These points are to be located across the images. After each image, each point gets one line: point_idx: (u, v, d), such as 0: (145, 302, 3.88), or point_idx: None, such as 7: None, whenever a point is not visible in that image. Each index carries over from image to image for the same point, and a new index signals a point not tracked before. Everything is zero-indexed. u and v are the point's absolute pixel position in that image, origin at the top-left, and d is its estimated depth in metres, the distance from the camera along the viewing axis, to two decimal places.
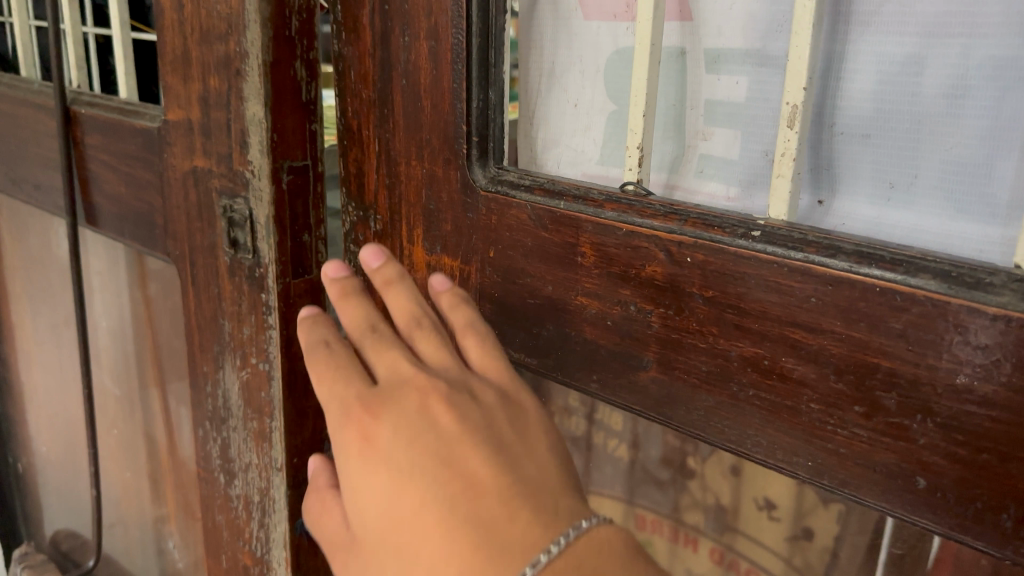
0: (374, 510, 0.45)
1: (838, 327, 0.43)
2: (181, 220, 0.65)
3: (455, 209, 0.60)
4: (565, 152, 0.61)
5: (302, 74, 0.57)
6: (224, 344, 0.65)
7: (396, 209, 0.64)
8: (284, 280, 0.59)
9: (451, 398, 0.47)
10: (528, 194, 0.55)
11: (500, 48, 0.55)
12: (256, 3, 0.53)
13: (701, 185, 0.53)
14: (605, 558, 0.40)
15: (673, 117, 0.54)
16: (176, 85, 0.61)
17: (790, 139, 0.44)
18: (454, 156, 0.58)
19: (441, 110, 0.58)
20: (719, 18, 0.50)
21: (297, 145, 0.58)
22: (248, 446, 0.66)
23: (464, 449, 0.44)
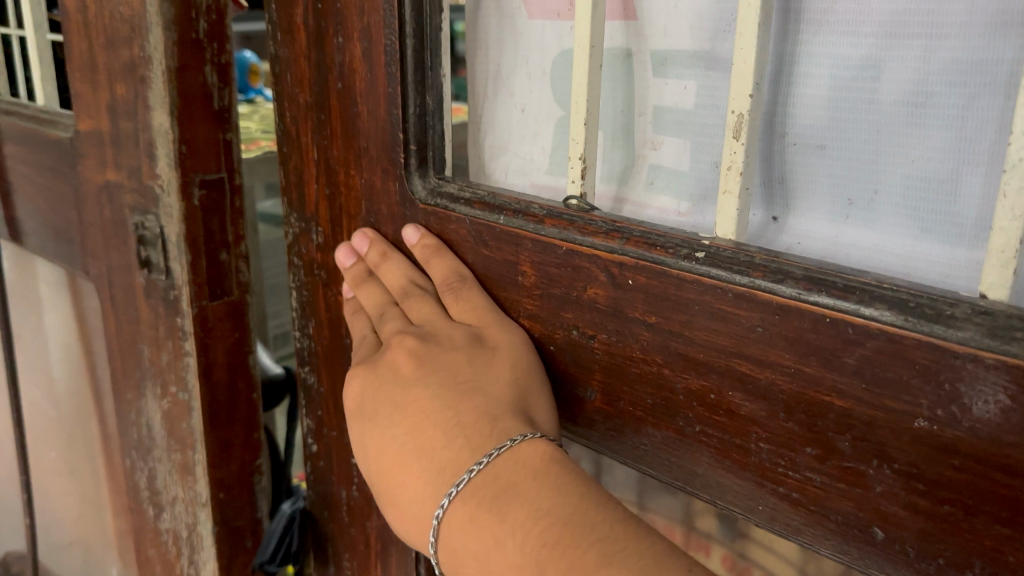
0: (366, 456, 0.51)
1: (787, 361, 0.38)
2: (97, 237, 0.61)
3: (395, 221, 0.55)
4: (516, 159, 0.56)
5: (213, 79, 0.52)
6: (144, 370, 0.61)
7: (338, 219, 0.59)
8: (200, 303, 0.55)
9: (417, 348, 0.49)
10: (466, 207, 0.51)
11: (438, 50, 0.51)
12: (156, 3, 0.49)
13: (652, 198, 0.49)
14: (522, 472, 0.42)
15: (621, 123, 0.50)
16: (85, 93, 0.57)
17: (737, 151, 0.39)
18: (392, 164, 0.54)
19: (378, 116, 0.53)
20: (665, 17, 0.45)
21: (210, 158, 0.53)
22: (174, 478, 0.62)
23: (418, 392, 0.48)
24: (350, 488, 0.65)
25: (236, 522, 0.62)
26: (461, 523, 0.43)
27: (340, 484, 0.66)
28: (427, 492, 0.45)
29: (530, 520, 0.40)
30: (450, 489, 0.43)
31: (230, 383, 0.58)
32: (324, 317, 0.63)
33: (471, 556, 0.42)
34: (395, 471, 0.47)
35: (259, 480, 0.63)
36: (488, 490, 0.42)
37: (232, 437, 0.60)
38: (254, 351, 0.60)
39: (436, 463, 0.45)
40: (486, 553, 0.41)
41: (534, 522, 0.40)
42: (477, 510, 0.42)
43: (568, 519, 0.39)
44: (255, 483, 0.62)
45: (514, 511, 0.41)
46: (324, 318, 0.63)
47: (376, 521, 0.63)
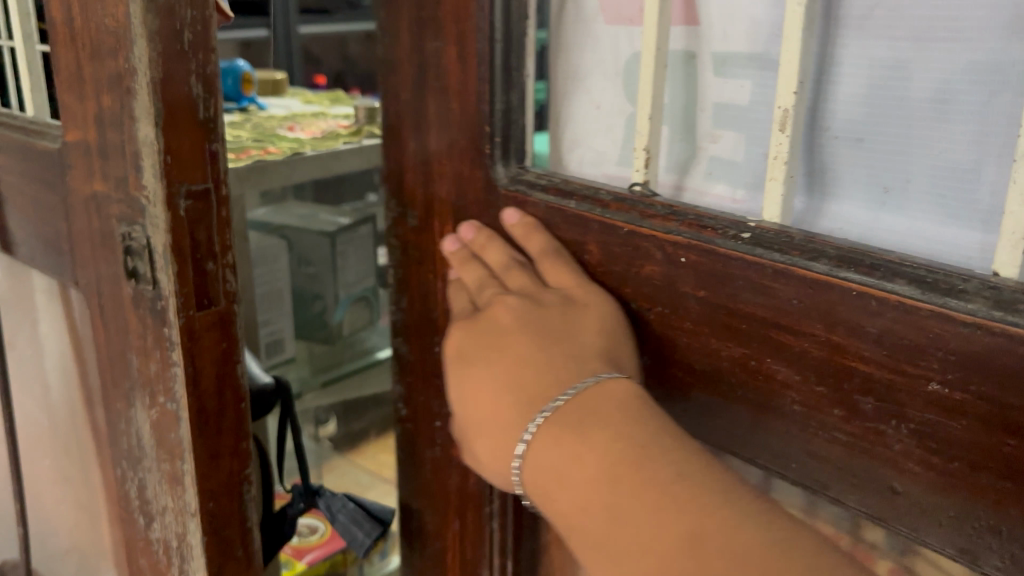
0: (458, 403, 0.50)
1: (817, 330, 0.40)
2: (86, 247, 0.61)
3: (480, 207, 0.56)
4: (585, 150, 0.55)
5: (198, 90, 0.54)
6: (133, 381, 0.61)
7: (433, 206, 0.60)
8: (187, 312, 0.56)
9: (520, 309, 0.48)
10: (539, 192, 0.52)
11: (522, 53, 0.52)
12: (140, 17, 0.51)
13: (709, 187, 0.49)
14: (610, 399, 0.43)
15: (682, 118, 0.49)
16: (73, 105, 0.59)
17: (782, 143, 0.40)
18: (477, 154, 0.55)
19: (469, 112, 0.54)
20: (725, 21, 0.46)
21: (195, 168, 0.55)
22: (163, 488, 0.62)
23: (516, 340, 0.47)
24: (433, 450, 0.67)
25: (225, 532, 0.62)
26: (543, 443, 0.43)
27: (426, 446, 0.67)
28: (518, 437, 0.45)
29: (614, 440, 0.41)
30: (537, 415, 0.44)
31: (218, 392, 0.59)
32: (417, 293, 0.63)
33: (556, 479, 0.42)
34: (488, 409, 0.47)
35: (248, 490, 0.63)
36: (573, 416, 0.43)
37: (220, 447, 0.60)
38: (242, 360, 0.61)
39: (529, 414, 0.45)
40: (564, 471, 0.41)
41: (618, 442, 0.40)
42: (561, 432, 0.42)
43: (653, 441, 0.40)
44: (243, 492, 0.62)
45: (599, 435, 0.41)
46: (416, 292, 0.64)
47: (454, 480, 0.65)
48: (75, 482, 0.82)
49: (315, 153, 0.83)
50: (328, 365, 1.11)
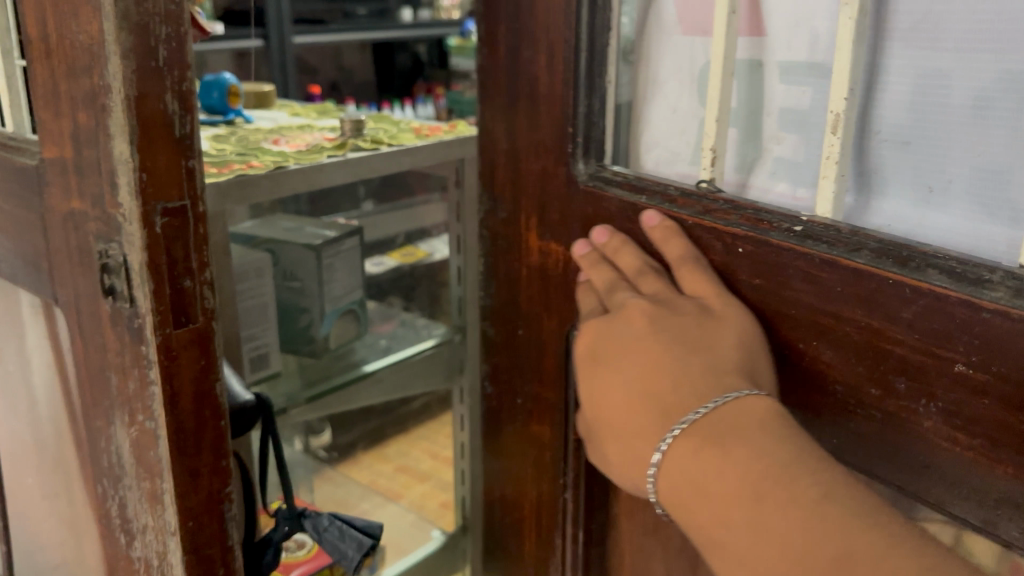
0: (591, 397, 0.53)
1: (858, 315, 0.45)
2: (64, 263, 0.62)
3: (562, 201, 0.62)
4: (660, 150, 0.60)
5: (173, 106, 0.54)
6: (113, 399, 0.61)
7: (521, 198, 0.66)
8: (164, 330, 0.56)
9: (652, 311, 0.51)
10: (616, 188, 0.58)
11: (604, 63, 0.58)
12: (113, 33, 0.51)
13: (772, 185, 0.53)
14: (743, 419, 0.45)
15: (749, 121, 0.54)
16: (49, 122, 0.59)
17: (834, 144, 0.46)
18: (560, 152, 0.61)
19: (554, 111, 0.61)
20: (787, 32, 0.50)
21: (171, 185, 0.55)
22: (144, 507, 0.62)
23: (650, 346, 0.49)
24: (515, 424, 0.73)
25: (206, 550, 0.62)
26: (681, 456, 0.46)
27: (508, 421, 0.74)
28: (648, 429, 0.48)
29: (754, 461, 0.43)
30: (673, 428, 0.46)
31: (196, 410, 0.59)
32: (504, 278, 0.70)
33: (693, 489, 0.45)
34: (622, 411, 0.50)
35: (229, 508, 0.63)
36: (716, 429, 0.45)
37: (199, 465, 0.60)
38: (221, 377, 0.60)
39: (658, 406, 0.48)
40: (704, 484, 0.44)
41: (757, 464, 0.43)
42: (700, 448, 0.45)
43: (792, 462, 0.43)
44: (224, 511, 0.62)
45: (740, 450, 0.44)
46: (501, 276, 0.70)
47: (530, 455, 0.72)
48: (62, 496, 0.82)
49: (298, 167, 0.84)
50: (314, 379, 1.07)
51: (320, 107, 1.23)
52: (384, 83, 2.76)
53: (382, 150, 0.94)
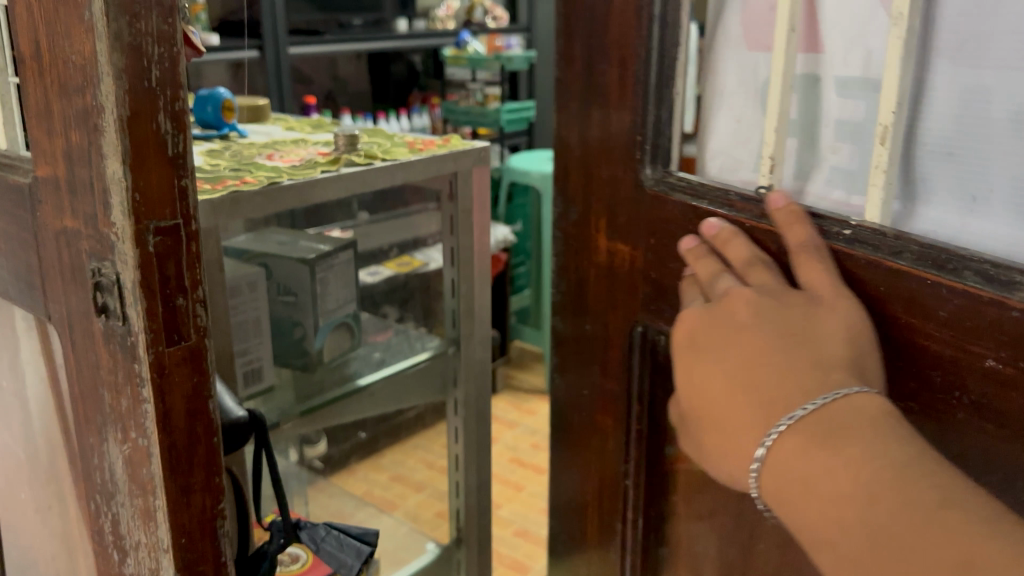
0: (685, 385, 0.49)
1: (902, 314, 0.45)
2: (57, 280, 0.62)
3: (630, 204, 0.60)
4: (723, 157, 0.59)
5: (167, 126, 0.54)
6: (106, 416, 0.62)
7: (594, 196, 0.63)
8: (157, 348, 0.56)
9: (757, 300, 0.46)
10: (680, 194, 0.56)
11: (673, 72, 0.56)
12: (107, 54, 0.51)
13: (827, 193, 0.53)
14: (855, 417, 0.41)
15: (808, 131, 0.54)
16: (42, 140, 0.59)
17: (882, 155, 0.46)
18: (630, 157, 0.59)
19: (625, 116, 0.59)
20: (845, 47, 0.50)
21: (164, 204, 0.55)
22: (137, 523, 0.62)
23: (754, 337, 0.46)
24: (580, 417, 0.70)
25: (198, 566, 0.62)
26: (788, 453, 0.42)
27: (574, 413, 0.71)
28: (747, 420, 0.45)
29: (866, 460, 0.40)
30: (779, 423, 0.43)
31: (188, 427, 0.59)
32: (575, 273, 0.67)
33: (800, 485, 0.42)
34: (721, 402, 0.46)
35: (222, 524, 0.63)
36: (824, 426, 0.42)
37: (192, 482, 0.60)
38: (213, 394, 0.61)
39: (758, 397, 0.45)
40: (813, 483, 0.41)
41: (870, 462, 0.40)
42: (808, 444, 0.42)
43: (906, 461, 0.39)
44: (217, 527, 0.62)
45: (851, 447, 0.40)
46: (572, 276, 0.67)
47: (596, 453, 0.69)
48: (55, 510, 0.82)
49: (292, 182, 0.84)
50: (308, 393, 1.07)
51: (315, 121, 1.24)
52: (378, 93, 2.78)
53: (375, 164, 0.94)
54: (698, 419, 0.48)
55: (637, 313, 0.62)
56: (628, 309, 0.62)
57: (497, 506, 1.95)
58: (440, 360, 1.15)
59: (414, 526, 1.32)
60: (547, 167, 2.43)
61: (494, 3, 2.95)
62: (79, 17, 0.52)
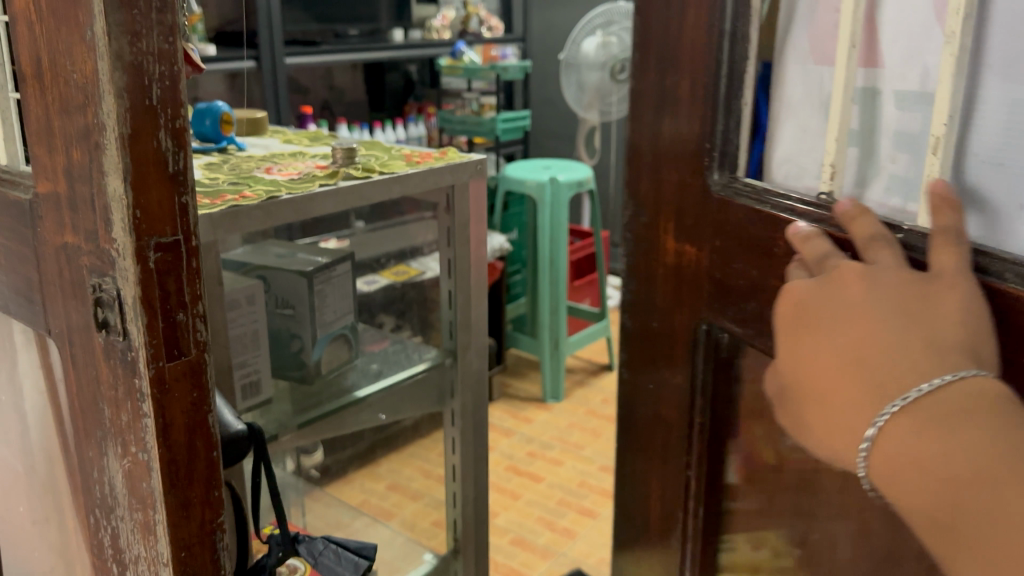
0: (792, 354, 0.51)
1: None
2: (57, 296, 0.62)
3: (698, 205, 0.65)
4: (790, 165, 0.60)
5: (167, 144, 0.55)
6: (106, 431, 0.62)
7: (674, 195, 0.68)
8: (157, 363, 0.56)
9: (870, 275, 0.47)
10: (744, 198, 0.60)
11: (742, 82, 0.60)
12: (108, 72, 0.51)
13: (885, 200, 0.53)
14: (975, 400, 0.42)
15: (867, 140, 0.54)
16: (42, 157, 0.60)
17: (934, 165, 0.47)
18: (700, 162, 0.64)
19: (691, 130, 0.65)
20: (903, 60, 0.50)
21: (164, 220, 0.56)
22: (136, 538, 0.63)
23: (869, 313, 0.46)
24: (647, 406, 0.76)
25: None
26: (902, 435, 0.44)
27: (642, 406, 0.77)
28: (859, 397, 0.46)
29: (988, 445, 0.41)
30: (893, 404, 0.44)
31: (188, 442, 0.59)
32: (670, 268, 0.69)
33: (914, 467, 0.43)
34: (829, 375, 0.48)
35: (222, 538, 0.63)
36: (941, 409, 0.43)
37: (191, 496, 0.61)
38: (213, 408, 0.61)
39: (870, 375, 0.46)
40: (930, 466, 0.43)
41: (991, 447, 0.41)
42: (924, 428, 0.43)
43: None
44: (216, 541, 0.63)
45: (969, 432, 0.42)
46: (643, 269, 0.74)
47: (663, 440, 0.75)
48: (52, 521, 0.82)
49: (290, 197, 0.85)
50: (305, 404, 1.07)
51: (312, 133, 1.25)
52: (374, 103, 2.80)
53: (373, 178, 0.94)
54: (810, 391, 0.49)
55: (704, 308, 0.66)
56: (692, 303, 0.67)
57: (494, 514, 1.95)
58: (437, 371, 1.15)
59: (410, 537, 1.30)
60: (544, 176, 2.44)
61: (490, 15, 2.99)
62: (80, 36, 0.52)
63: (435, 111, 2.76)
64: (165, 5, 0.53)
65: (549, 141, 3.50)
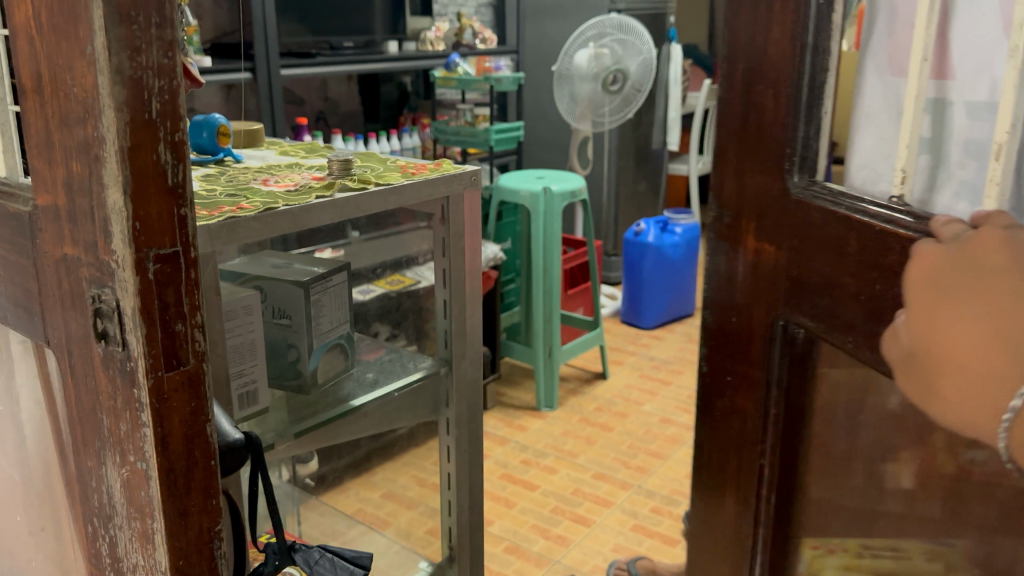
0: (919, 322, 0.53)
1: None
2: (57, 308, 0.63)
3: (779, 209, 0.72)
4: (867, 170, 0.70)
5: (166, 157, 0.56)
6: (104, 440, 0.62)
7: (761, 200, 0.75)
8: (156, 373, 0.57)
9: (1010, 241, 0.49)
10: (820, 199, 0.67)
11: (823, 92, 0.68)
12: (109, 87, 0.52)
13: (953, 205, 0.61)
14: None
15: (936, 146, 0.63)
16: (42, 170, 0.60)
17: (996, 170, 0.54)
18: (783, 165, 0.72)
19: (776, 131, 0.72)
20: (970, 77, 0.60)
21: (164, 233, 0.57)
22: (135, 546, 0.63)
23: (1009, 282, 0.48)
24: (735, 393, 0.85)
25: None
26: None
27: (719, 397, 0.88)
28: (993, 366, 0.48)
29: None
30: None
31: (187, 451, 0.60)
32: (761, 260, 0.76)
33: None
34: (961, 343, 0.50)
35: (219, 547, 0.64)
36: None
37: (189, 505, 0.61)
38: (210, 418, 0.62)
39: (1010, 341, 0.48)
40: None
41: None
42: None
43: None
44: (214, 549, 0.63)
45: None
46: (716, 274, 0.85)
47: (750, 426, 0.83)
48: (49, 531, 0.82)
49: (288, 208, 0.86)
50: (302, 414, 1.07)
51: (308, 145, 1.26)
52: (369, 113, 2.82)
53: (369, 189, 0.96)
54: (934, 354, 0.52)
55: (780, 303, 0.74)
56: (773, 298, 0.75)
57: (489, 522, 1.95)
58: (432, 380, 1.17)
59: (406, 545, 1.31)
60: (537, 185, 2.46)
61: (485, 28, 3.02)
62: (80, 51, 0.53)
63: (428, 121, 2.77)
64: (164, 21, 0.54)
65: (542, 151, 3.51)
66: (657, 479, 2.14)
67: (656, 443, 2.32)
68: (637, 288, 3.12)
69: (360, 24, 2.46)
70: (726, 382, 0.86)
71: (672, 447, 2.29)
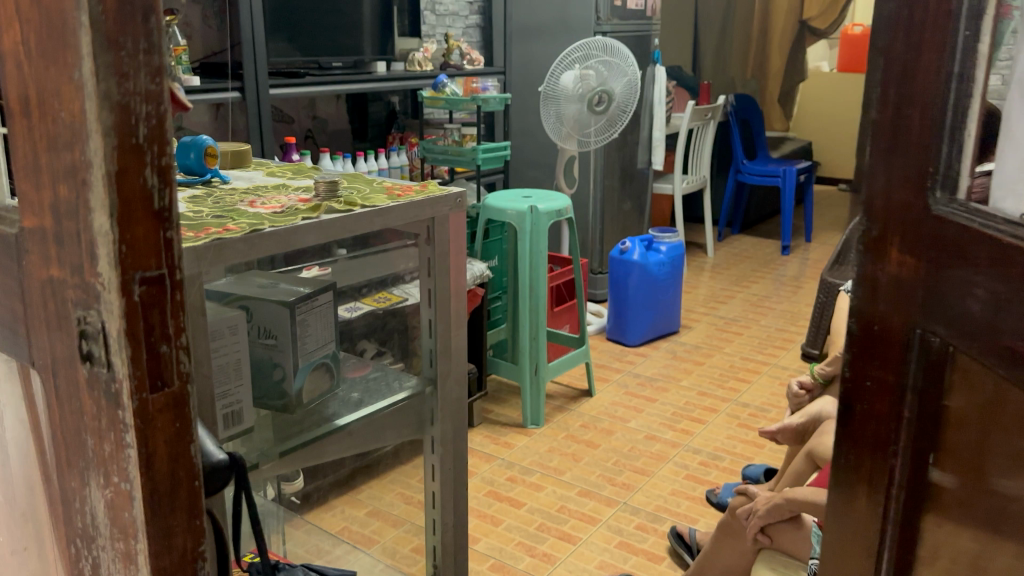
0: None
1: None
2: (42, 329, 0.64)
3: (914, 210, 0.60)
4: (1010, 193, 0.55)
5: (153, 181, 0.57)
6: (88, 461, 0.63)
7: (896, 196, 0.62)
8: (140, 395, 0.58)
9: None
10: (959, 215, 0.56)
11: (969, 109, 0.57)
12: (96, 112, 0.53)
13: None
14: None
15: None
16: (30, 192, 0.61)
17: None
18: (930, 170, 0.59)
19: (942, 123, 0.58)
20: None
21: (150, 255, 0.57)
22: (117, 567, 0.63)
23: None
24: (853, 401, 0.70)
25: None
26: None
27: (860, 403, 0.69)
28: None
29: None
30: None
31: (171, 472, 0.61)
32: (915, 251, 0.61)
33: None
34: None
35: (202, 566, 0.64)
36: None
37: (174, 525, 0.62)
38: (195, 440, 0.62)
39: None
40: None
41: None
42: None
43: None
44: (197, 568, 0.64)
45: None
46: (868, 275, 0.66)
47: (872, 435, 0.68)
48: (33, 549, 0.82)
49: (273, 229, 0.87)
50: (287, 432, 1.08)
51: (295, 165, 1.27)
52: (358, 131, 2.85)
53: (355, 211, 0.97)
54: None
55: (927, 313, 0.60)
56: (908, 302, 0.62)
57: (474, 540, 1.95)
58: (417, 398, 1.18)
59: (391, 563, 1.33)
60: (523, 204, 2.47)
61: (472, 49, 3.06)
62: (68, 77, 0.54)
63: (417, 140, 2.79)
64: (152, 47, 0.55)
65: (529, 170, 3.53)
66: (643, 496, 2.14)
67: (641, 460, 2.32)
68: (623, 305, 3.14)
69: (348, 45, 2.47)
70: (877, 394, 0.67)
71: (658, 464, 2.30)
